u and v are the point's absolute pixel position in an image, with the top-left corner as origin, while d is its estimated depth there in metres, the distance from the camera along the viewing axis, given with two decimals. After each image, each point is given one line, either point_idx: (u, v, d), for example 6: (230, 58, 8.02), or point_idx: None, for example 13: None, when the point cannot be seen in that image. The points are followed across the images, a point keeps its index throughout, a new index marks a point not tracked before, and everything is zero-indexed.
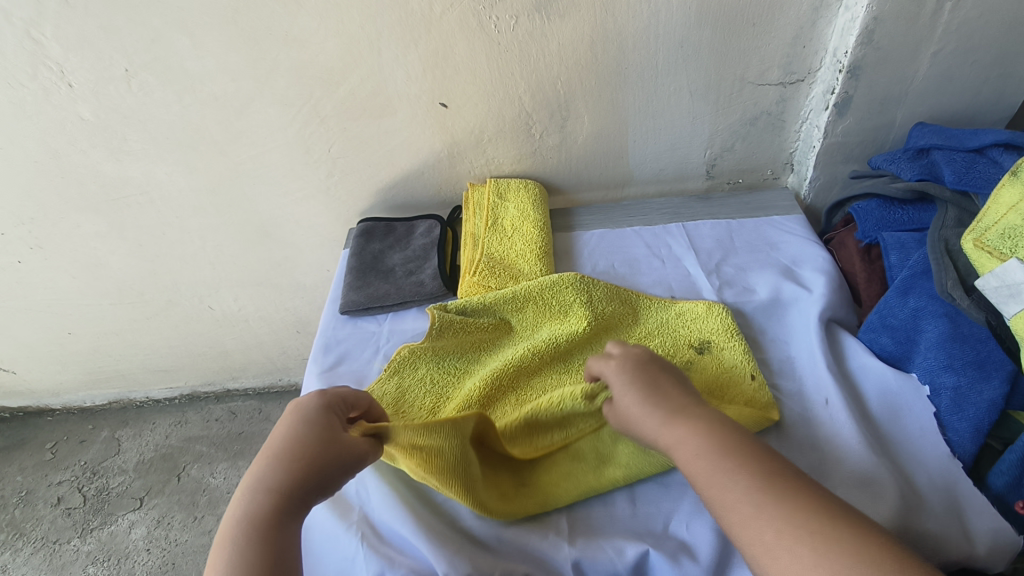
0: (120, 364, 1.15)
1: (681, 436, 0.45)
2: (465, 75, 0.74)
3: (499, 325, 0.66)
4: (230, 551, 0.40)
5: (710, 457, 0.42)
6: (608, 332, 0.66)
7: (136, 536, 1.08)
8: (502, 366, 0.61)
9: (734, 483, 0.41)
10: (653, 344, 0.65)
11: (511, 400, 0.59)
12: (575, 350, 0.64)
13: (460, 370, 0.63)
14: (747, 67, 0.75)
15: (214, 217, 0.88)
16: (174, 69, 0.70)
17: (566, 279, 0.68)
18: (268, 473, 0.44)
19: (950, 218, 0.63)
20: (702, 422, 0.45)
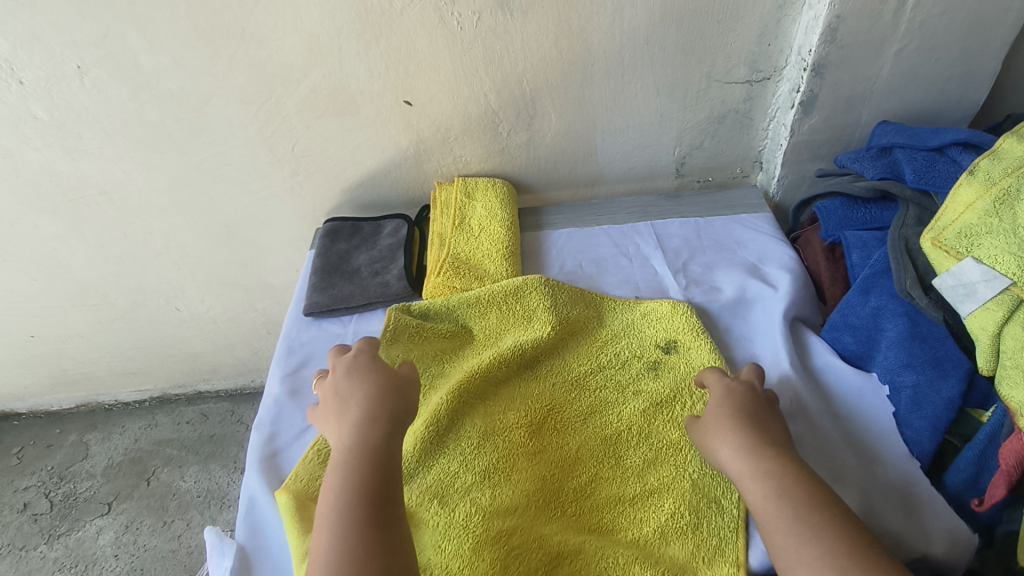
0: (86, 366, 1.13)
1: (740, 466, 0.48)
2: (429, 73, 0.73)
3: (460, 331, 0.66)
4: (344, 473, 0.45)
5: (781, 498, 0.44)
6: (574, 336, 0.66)
7: (104, 542, 1.06)
8: (466, 377, 0.60)
9: (782, 511, 0.43)
10: (619, 346, 0.65)
11: (479, 412, 0.59)
12: (540, 356, 0.63)
13: (425, 385, 0.62)
14: (714, 65, 0.74)
15: (177, 217, 0.87)
16: (129, 66, 0.69)
17: (529, 282, 0.68)
18: (368, 416, 0.49)
19: (911, 216, 0.63)
20: (779, 461, 0.46)
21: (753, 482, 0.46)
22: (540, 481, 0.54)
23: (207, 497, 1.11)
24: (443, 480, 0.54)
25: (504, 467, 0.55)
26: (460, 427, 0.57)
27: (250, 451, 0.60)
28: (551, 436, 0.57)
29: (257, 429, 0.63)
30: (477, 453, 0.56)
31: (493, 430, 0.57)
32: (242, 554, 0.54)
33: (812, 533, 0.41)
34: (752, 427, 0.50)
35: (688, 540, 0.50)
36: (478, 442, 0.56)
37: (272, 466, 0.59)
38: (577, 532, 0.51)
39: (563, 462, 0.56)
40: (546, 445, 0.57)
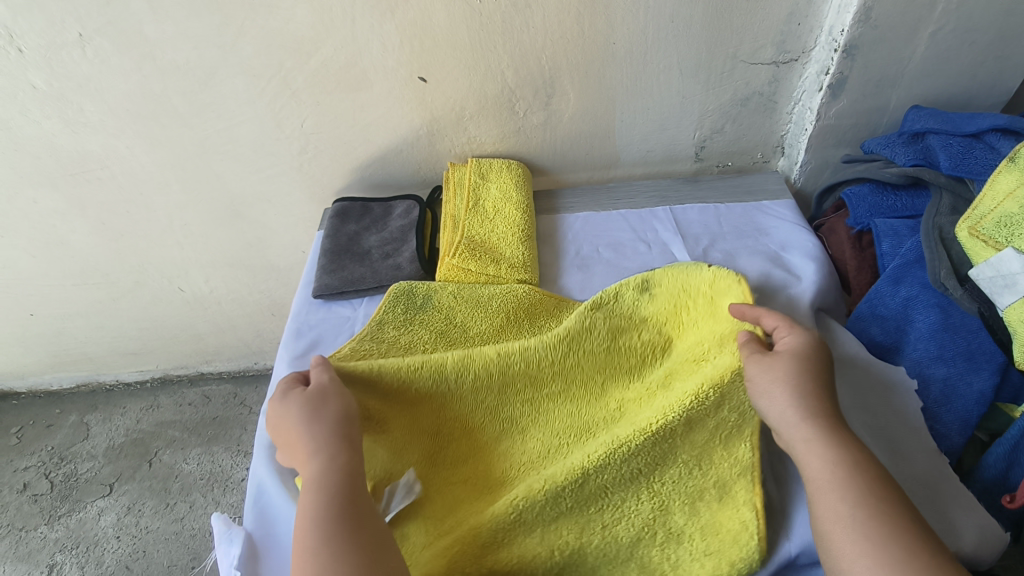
0: (87, 346, 1.11)
1: (801, 430, 0.44)
2: (445, 48, 0.70)
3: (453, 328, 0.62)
4: (306, 511, 0.41)
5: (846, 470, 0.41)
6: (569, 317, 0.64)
7: (106, 523, 1.05)
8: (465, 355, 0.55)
9: (851, 484, 0.41)
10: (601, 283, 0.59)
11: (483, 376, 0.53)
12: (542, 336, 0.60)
13: None
14: (740, 45, 0.72)
15: (181, 194, 0.84)
16: (132, 35, 0.66)
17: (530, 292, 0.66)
18: (314, 446, 0.45)
19: (944, 205, 0.61)
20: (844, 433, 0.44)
21: (817, 449, 0.42)
22: (555, 433, 0.52)
23: (210, 479, 1.10)
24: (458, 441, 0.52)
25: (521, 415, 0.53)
26: (477, 374, 0.53)
27: (256, 438, 0.57)
28: (569, 379, 0.54)
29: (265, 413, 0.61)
30: (491, 400, 0.53)
31: (508, 372, 0.53)
32: (252, 543, 0.52)
33: (876, 509, 0.39)
34: (812, 383, 0.46)
35: (698, 446, 0.49)
36: (492, 389, 0.53)
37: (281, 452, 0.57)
38: (599, 446, 0.48)
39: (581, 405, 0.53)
40: (561, 388, 0.53)
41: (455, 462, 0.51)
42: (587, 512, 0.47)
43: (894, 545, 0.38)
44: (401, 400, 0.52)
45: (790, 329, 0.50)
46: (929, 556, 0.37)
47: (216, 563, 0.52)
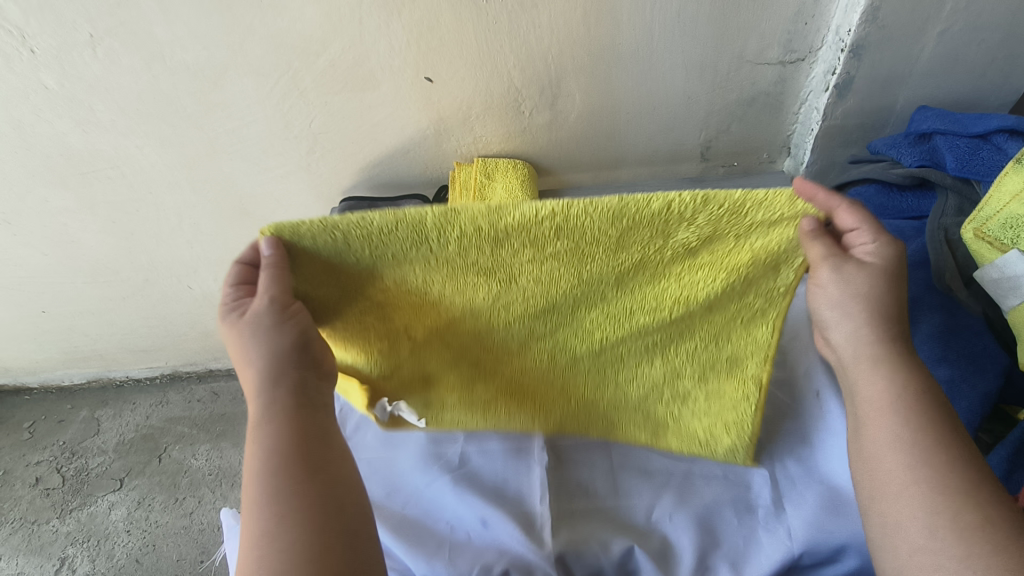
0: (98, 343, 1.13)
1: (881, 398, 0.42)
2: (451, 47, 0.70)
3: None
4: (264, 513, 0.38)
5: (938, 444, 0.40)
6: None
7: (116, 517, 1.07)
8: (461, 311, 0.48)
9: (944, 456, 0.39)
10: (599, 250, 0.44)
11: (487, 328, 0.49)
12: None
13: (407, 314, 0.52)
14: (746, 45, 0.72)
15: (190, 193, 0.85)
16: (143, 36, 0.66)
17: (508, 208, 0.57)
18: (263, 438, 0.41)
19: (950, 206, 0.61)
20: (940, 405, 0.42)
21: (890, 420, 0.41)
22: (527, 321, 0.48)
23: (218, 475, 1.11)
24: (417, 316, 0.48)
25: (493, 308, 0.47)
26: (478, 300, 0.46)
27: None
28: (576, 286, 0.45)
29: None
30: (466, 296, 0.46)
31: (496, 278, 0.44)
32: None
33: (947, 481, 0.38)
34: (892, 326, 0.44)
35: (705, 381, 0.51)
36: (467, 285, 0.45)
37: None
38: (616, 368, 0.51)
39: (567, 316, 0.48)
40: (551, 303, 0.46)
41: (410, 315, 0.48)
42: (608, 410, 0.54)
43: (962, 516, 0.37)
44: (344, 272, 0.44)
45: (876, 235, 0.44)
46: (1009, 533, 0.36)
47: (227, 557, 0.53)
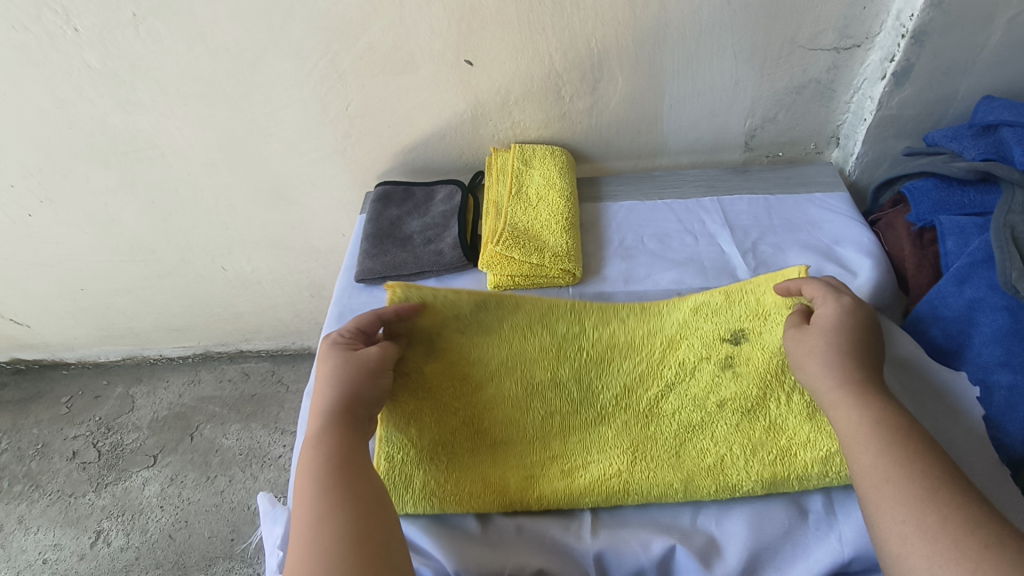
0: (133, 321, 1.14)
1: (835, 393, 0.46)
2: (492, 30, 0.69)
3: (470, 374, 0.54)
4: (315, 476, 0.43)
5: (872, 428, 0.43)
6: (592, 370, 0.55)
7: (150, 493, 1.09)
8: (531, 415, 0.53)
9: (873, 439, 0.42)
10: (659, 466, 0.51)
11: (556, 394, 0.54)
12: (572, 366, 0.55)
13: (469, 383, 0.54)
14: (799, 30, 0.69)
15: (227, 175, 0.85)
16: (185, 16, 0.66)
17: (521, 362, 0.55)
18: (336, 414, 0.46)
19: (1017, 202, 0.58)
20: (872, 399, 0.44)
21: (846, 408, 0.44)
22: (615, 454, 0.52)
23: (248, 455, 1.13)
24: (520, 466, 0.51)
25: (581, 454, 0.52)
26: (548, 424, 0.53)
27: (299, 421, 0.58)
28: (637, 463, 0.51)
29: (309, 394, 0.62)
30: (555, 368, 0.55)
31: (570, 391, 0.54)
32: (292, 522, 0.52)
33: (904, 455, 0.40)
34: (852, 359, 0.47)
35: (768, 464, 0.50)
36: (559, 426, 0.53)
37: None
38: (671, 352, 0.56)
39: (649, 445, 0.52)
40: (625, 415, 0.53)
41: (494, 473, 0.51)
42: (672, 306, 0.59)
43: (917, 484, 0.39)
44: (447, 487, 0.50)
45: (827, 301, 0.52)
46: (950, 500, 0.38)
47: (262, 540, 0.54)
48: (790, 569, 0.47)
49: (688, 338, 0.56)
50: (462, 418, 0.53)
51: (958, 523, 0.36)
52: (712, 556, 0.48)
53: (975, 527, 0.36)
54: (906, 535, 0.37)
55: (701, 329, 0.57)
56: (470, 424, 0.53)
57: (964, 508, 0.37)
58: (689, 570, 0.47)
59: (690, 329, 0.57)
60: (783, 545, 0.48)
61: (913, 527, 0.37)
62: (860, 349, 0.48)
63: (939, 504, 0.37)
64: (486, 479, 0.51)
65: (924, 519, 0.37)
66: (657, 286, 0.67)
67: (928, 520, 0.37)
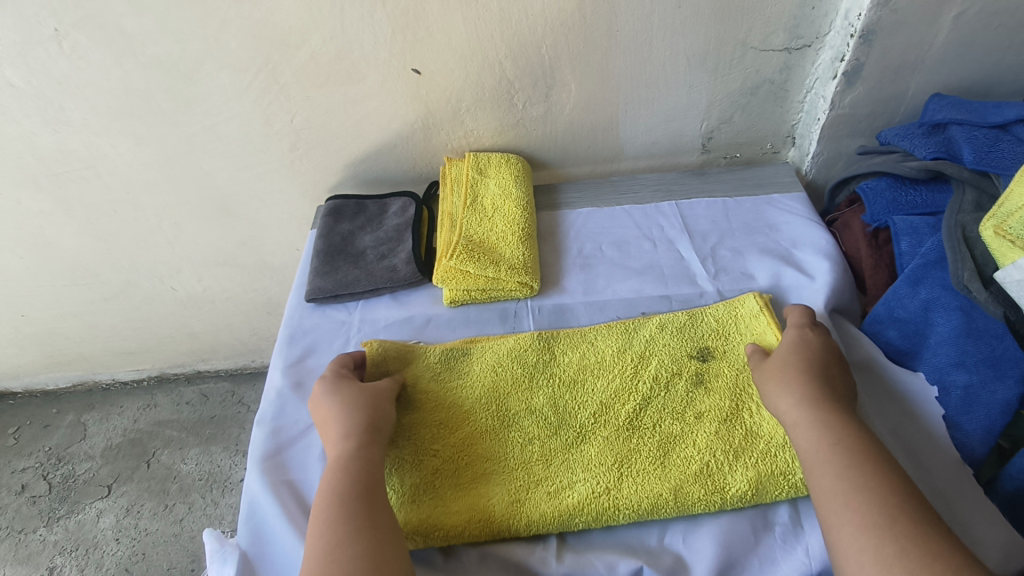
0: (81, 346, 1.09)
1: (795, 414, 0.47)
2: (439, 38, 0.66)
3: (446, 414, 0.54)
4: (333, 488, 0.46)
5: (837, 451, 0.43)
6: (564, 397, 0.55)
7: (105, 525, 1.04)
8: (510, 442, 0.52)
9: (835, 461, 0.43)
10: (645, 481, 0.49)
11: (533, 420, 0.53)
12: (544, 392, 0.55)
13: (447, 421, 0.54)
14: (751, 32, 0.68)
15: (171, 193, 0.81)
16: (111, 29, 0.62)
17: (493, 393, 0.56)
18: (345, 432, 0.49)
19: (968, 201, 0.58)
20: (836, 421, 0.45)
21: (807, 430, 0.45)
22: (599, 472, 0.50)
23: (208, 480, 1.09)
24: (505, 493, 0.49)
25: (565, 474, 0.50)
26: (527, 449, 0.52)
27: (249, 451, 0.55)
28: (622, 478, 0.49)
29: (259, 423, 0.59)
30: (528, 394, 0.55)
31: (545, 416, 0.54)
32: (243, 560, 0.50)
33: (864, 481, 0.41)
34: (817, 381, 0.48)
35: (753, 466, 0.49)
36: (539, 449, 0.52)
37: (276, 465, 0.55)
38: (638, 367, 0.56)
39: (633, 458, 0.50)
40: (604, 430, 0.52)
41: (477, 502, 0.49)
42: (635, 330, 0.60)
43: (876, 511, 0.40)
44: (427, 525, 0.48)
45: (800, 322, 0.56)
46: (906, 525, 0.39)
47: None
48: None
49: (656, 355, 0.57)
50: (439, 455, 0.51)
51: (916, 554, 0.37)
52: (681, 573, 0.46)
53: (930, 558, 0.37)
54: (862, 563, 0.38)
55: (670, 351, 0.58)
56: (447, 460, 0.51)
57: (918, 536, 0.38)
58: None
59: (657, 349, 0.58)
60: (750, 560, 0.46)
61: (872, 555, 0.38)
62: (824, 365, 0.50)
63: (896, 534, 0.38)
64: (473, 507, 0.48)
65: (882, 547, 0.38)
66: (617, 296, 0.66)
67: (887, 550, 0.38)
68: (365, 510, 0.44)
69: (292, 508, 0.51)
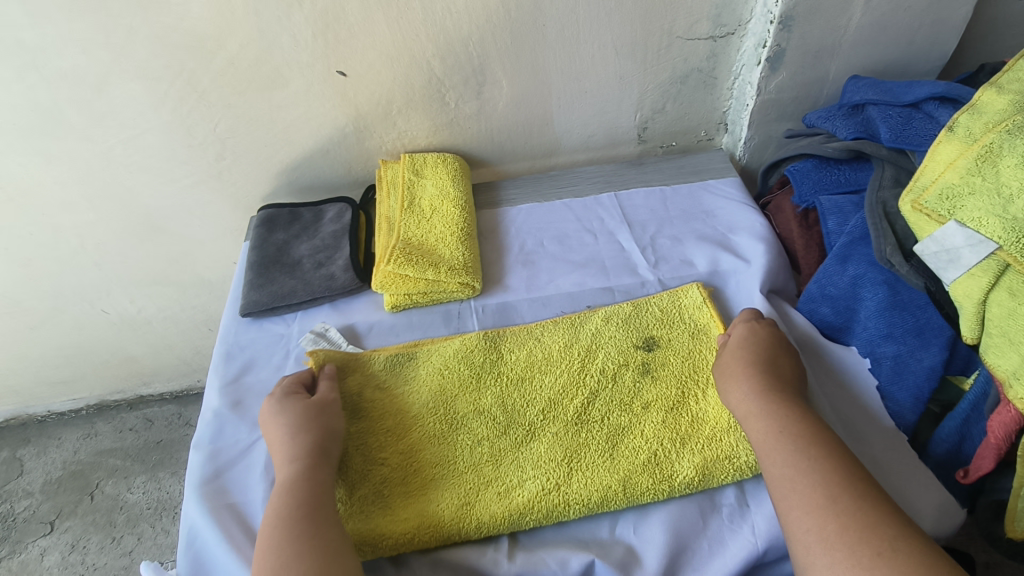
0: (9, 378, 1.03)
1: (746, 406, 0.48)
2: (363, 39, 0.65)
3: (393, 421, 0.53)
4: (277, 511, 0.44)
5: (785, 437, 0.44)
6: (512, 395, 0.54)
7: (48, 564, 0.99)
8: (459, 445, 0.51)
9: (782, 448, 0.44)
10: (595, 475, 0.49)
11: (482, 421, 0.53)
12: (492, 392, 0.55)
13: (394, 427, 0.53)
14: (675, 22, 0.69)
15: (91, 212, 0.77)
16: (7, 41, 0.59)
17: (440, 397, 0.55)
18: (291, 453, 0.48)
19: (887, 178, 0.60)
20: (785, 409, 0.46)
21: (757, 420, 0.46)
22: (549, 469, 0.49)
23: (158, 508, 1.05)
24: (455, 496, 0.48)
25: (515, 474, 0.49)
26: (476, 451, 0.51)
27: (186, 477, 0.53)
28: (572, 474, 0.49)
29: (196, 447, 0.56)
30: (476, 394, 0.55)
31: (494, 416, 0.53)
32: None
33: (808, 465, 0.42)
34: (765, 372, 0.50)
35: (699, 452, 0.49)
36: (489, 450, 0.51)
37: (215, 489, 0.52)
38: (584, 361, 0.56)
39: (583, 452, 0.50)
40: (553, 426, 0.52)
41: (426, 508, 0.47)
42: (582, 323, 0.60)
43: (819, 493, 0.40)
44: (374, 536, 0.46)
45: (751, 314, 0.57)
46: (845, 503, 0.39)
47: None
48: (709, 567, 0.45)
49: (603, 348, 0.57)
50: (387, 463, 0.50)
51: (856, 531, 0.38)
52: (632, 563, 0.46)
53: (869, 533, 0.38)
54: (809, 545, 0.39)
55: (617, 342, 0.58)
56: (395, 467, 0.50)
57: (857, 514, 0.39)
58: None
59: (604, 342, 0.58)
60: (700, 543, 0.47)
61: (817, 536, 0.39)
62: (771, 353, 0.52)
63: (839, 511, 0.39)
64: (422, 514, 0.47)
65: (825, 526, 0.39)
66: (560, 291, 0.66)
67: (829, 528, 0.38)
68: (309, 527, 0.42)
69: (234, 532, 0.49)
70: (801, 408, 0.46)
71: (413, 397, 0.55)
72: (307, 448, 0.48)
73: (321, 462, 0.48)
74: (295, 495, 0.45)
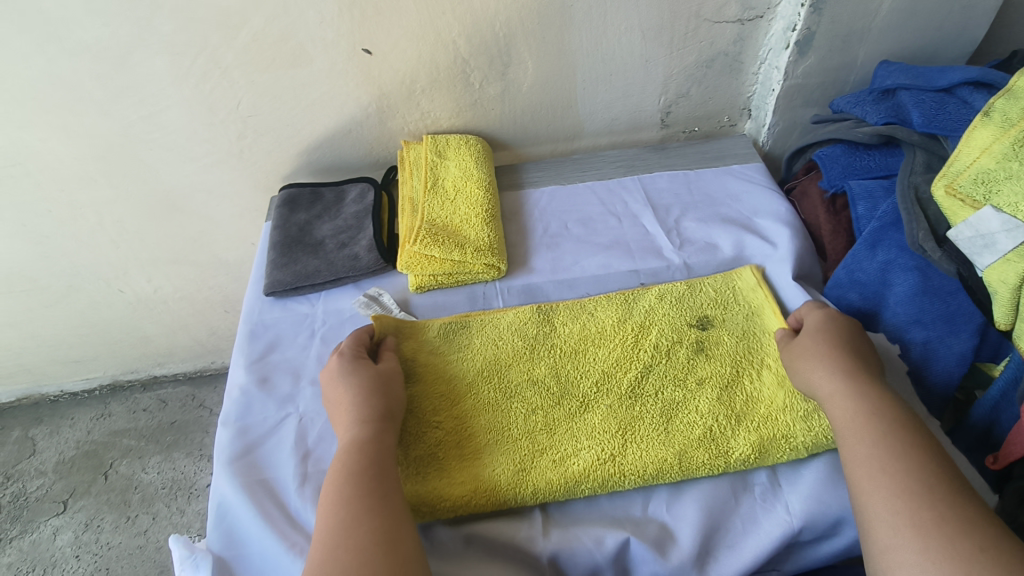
0: (22, 357, 1.03)
1: (831, 386, 0.47)
2: (389, 17, 0.64)
3: (449, 389, 0.53)
4: (343, 469, 0.44)
5: (874, 421, 0.43)
6: (566, 367, 0.54)
7: (63, 543, 1.00)
8: (513, 413, 0.51)
9: (872, 432, 0.43)
10: (650, 447, 0.49)
11: (535, 391, 0.53)
12: (545, 363, 0.55)
13: (450, 394, 0.53)
14: (703, 4, 0.68)
15: (110, 189, 0.77)
16: (30, 12, 0.58)
17: (494, 367, 0.54)
18: (360, 414, 0.48)
19: (919, 163, 0.59)
20: (873, 393, 0.45)
21: (843, 401, 0.45)
22: (603, 440, 0.49)
23: (172, 488, 1.05)
24: (510, 462, 0.48)
25: (570, 443, 0.49)
26: (530, 420, 0.51)
27: (217, 453, 0.53)
28: (627, 445, 0.49)
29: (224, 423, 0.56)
30: (529, 365, 0.55)
31: (547, 386, 0.53)
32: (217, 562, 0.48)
33: (903, 450, 0.41)
34: (847, 354, 0.49)
35: (754, 431, 0.49)
36: (543, 419, 0.51)
37: (246, 464, 0.53)
38: (636, 337, 0.56)
39: (637, 425, 0.50)
40: (607, 399, 0.52)
41: (481, 473, 0.47)
42: (633, 301, 0.60)
43: (914, 480, 0.40)
44: (427, 500, 0.46)
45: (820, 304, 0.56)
46: (939, 490, 0.39)
47: None
48: (742, 545, 0.45)
49: (657, 324, 0.57)
50: (442, 428, 0.50)
51: (954, 521, 0.37)
52: (666, 542, 0.46)
53: (970, 525, 0.37)
54: (898, 528, 0.38)
55: (671, 319, 0.58)
56: (451, 432, 0.50)
57: (958, 506, 0.38)
58: (643, 561, 0.45)
59: (658, 318, 0.58)
60: (733, 522, 0.47)
61: (907, 519, 0.38)
62: (849, 336, 0.51)
63: (935, 501, 0.38)
64: (477, 479, 0.47)
65: (919, 513, 0.38)
66: (586, 273, 0.66)
67: (924, 514, 0.38)
68: (375, 490, 0.42)
69: (267, 506, 0.49)
70: (889, 393, 0.46)
71: (465, 369, 0.55)
72: (374, 413, 0.48)
73: (386, 426, 0.47)
74: (363, 455, 0.44)
